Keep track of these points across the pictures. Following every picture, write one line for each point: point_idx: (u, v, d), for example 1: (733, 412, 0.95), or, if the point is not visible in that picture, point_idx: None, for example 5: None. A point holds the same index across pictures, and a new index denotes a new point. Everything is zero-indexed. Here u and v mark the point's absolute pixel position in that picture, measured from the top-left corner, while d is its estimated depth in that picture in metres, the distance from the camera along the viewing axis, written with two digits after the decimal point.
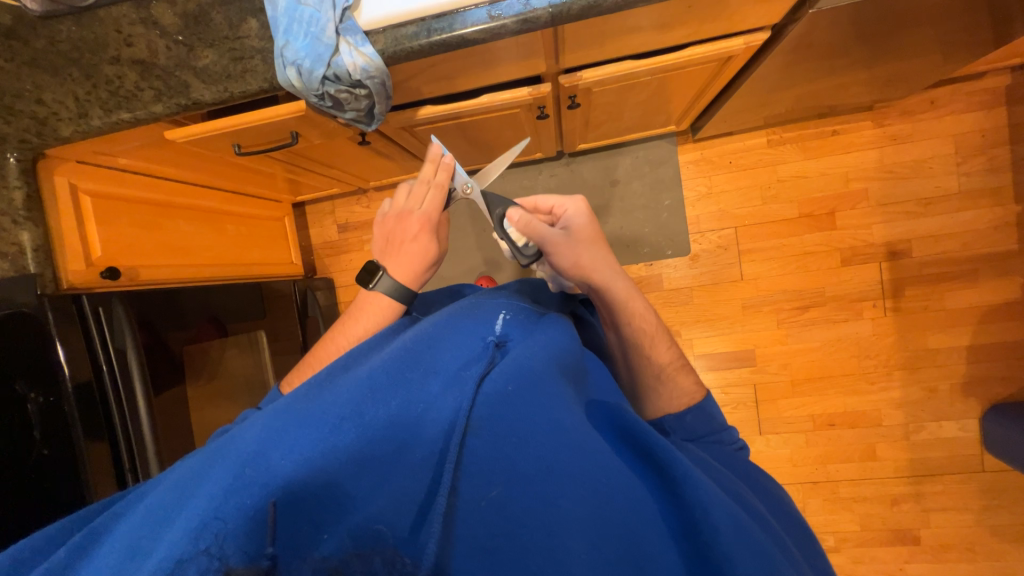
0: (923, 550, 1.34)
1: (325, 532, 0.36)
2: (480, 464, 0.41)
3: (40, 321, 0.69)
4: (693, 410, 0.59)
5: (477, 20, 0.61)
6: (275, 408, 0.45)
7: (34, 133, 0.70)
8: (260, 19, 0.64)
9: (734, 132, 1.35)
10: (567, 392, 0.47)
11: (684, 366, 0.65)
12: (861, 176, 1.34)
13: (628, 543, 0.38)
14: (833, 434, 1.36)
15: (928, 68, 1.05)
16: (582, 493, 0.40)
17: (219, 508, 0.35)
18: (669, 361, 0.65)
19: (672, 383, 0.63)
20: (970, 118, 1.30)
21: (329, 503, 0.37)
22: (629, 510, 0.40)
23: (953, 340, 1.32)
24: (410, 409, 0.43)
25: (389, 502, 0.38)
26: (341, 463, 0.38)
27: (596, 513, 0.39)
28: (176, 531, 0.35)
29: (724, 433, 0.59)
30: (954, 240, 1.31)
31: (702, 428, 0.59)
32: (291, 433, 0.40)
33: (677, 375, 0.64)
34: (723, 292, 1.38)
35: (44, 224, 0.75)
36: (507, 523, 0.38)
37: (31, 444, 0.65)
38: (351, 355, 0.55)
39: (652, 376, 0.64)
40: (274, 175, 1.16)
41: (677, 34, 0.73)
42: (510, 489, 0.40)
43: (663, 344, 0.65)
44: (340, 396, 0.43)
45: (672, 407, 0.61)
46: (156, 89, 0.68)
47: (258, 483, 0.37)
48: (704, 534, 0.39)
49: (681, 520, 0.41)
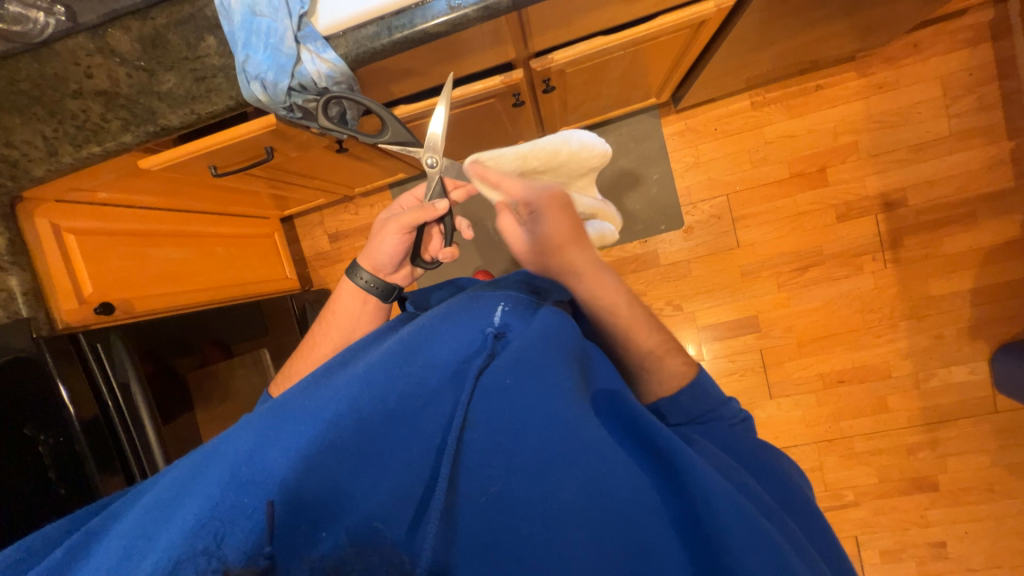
0: (942, 496, 1.34)
1: (322, 530, 0.37)
2: (480, 458, 0.41)
3: (37, 363, 0.68)
4: (687, 392, 0.54)
5: (437, 12, 0.59)
6: (272, 406, 0.45)
7: (7, 177, 0.69)
8: (218, 35, 0.63)
9: (716, 99, 1.33)
10: (572, 380, 0.46)
11: (672, 349, 0.57)
12: (849, 129, 1.31)
13: (625, 535, 0.39)
14: (843, 391, 1.36)
15: (906, 11, 1.03)
16: (581, 485, 0.40)
17: (215, 509, 0.36)
18: (658, 341, 0.57)
19: (663, 365, 0.56)
20: (955, 57, 1.27)
21: (327, 502, 0.38)
22: (632, 500, 0.40)
23: (956, 285, 1.31)
24: (408, 403, 0.43)
25: (387, 500, 0.39)
26: (340, 463, 0.39)
27: (596, 502, 0.40)
28: (170, 531, 0.35)
29: (723, 408, 0.55)
30: (950, 183, 1.29)
31: (698, 408, 0.53)
32: (290, 433, 0.40)
33: (663, 360, 0.56)
34: (721, 260, 1.37)
35: (31, 267, 0.74)
36: (505, 516, 0.40)
37: (47, 484, 0.67)
38: (348, 355, 0.54)
39: (637, 361, 0.57)
40: (257, 192, 1.15)
41: (646, 3, 0.71)
42: (507, 483, 0.40)
43: (647, 329, 0.58)
44: (337, 393, 0.43)
45: (662, 392, 0.55)
46: (123, 119, 0.66)
47: (255, 483, 0.37)
48: (709, 528, 0.40)
49: (683, 511, 0.41)
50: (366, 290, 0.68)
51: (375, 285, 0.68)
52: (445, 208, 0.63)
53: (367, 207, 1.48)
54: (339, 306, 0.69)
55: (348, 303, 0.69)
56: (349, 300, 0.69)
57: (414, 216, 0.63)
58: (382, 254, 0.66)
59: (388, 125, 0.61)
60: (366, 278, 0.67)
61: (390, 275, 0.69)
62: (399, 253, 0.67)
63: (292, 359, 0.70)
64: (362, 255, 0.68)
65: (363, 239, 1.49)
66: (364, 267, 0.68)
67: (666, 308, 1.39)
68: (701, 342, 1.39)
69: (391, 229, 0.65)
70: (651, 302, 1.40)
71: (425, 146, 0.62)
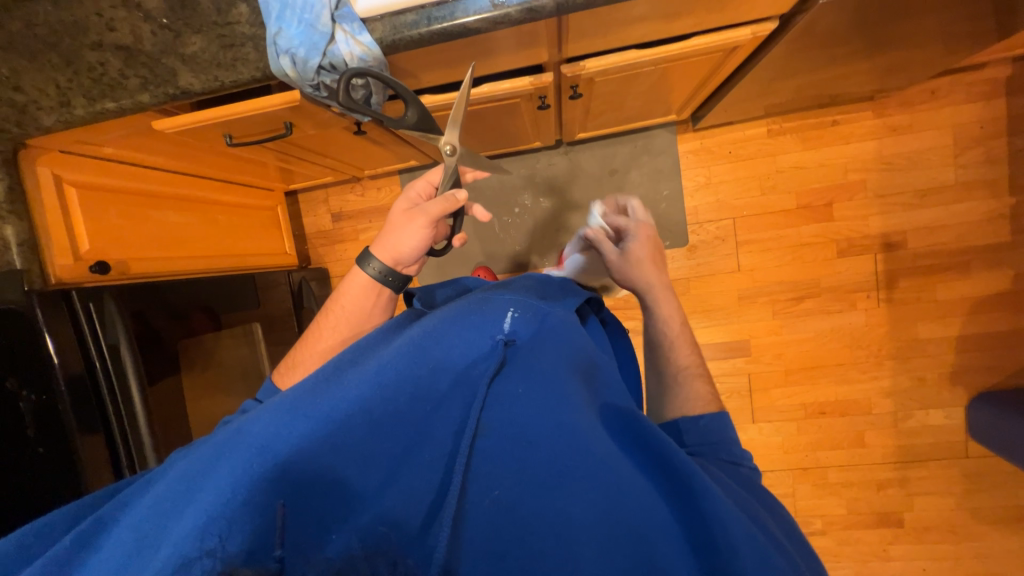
0: (906, 532, 1.38)
1: (332, 532, 0.38)
2: (489, 464, 0.41)
3: (26, 317, 0.67)
4: (706, 415, 0.59)
5: (479, 8, 0.58)
6: (281, 398, 0.44)
7: (14, 123, 0.67)
8: (251, 4, 0.61)
9: (734, 122, 1.34)
10: (581, 391, 0.46)
11: (702, 374, 0.67)
12: (859, 167, 1.33)
13: (634, 551, 0.38)
14: (823, 422, 1.39)
15: (929, 59, 1.04)
16: (592, 501, 0.39)
17: (227, 505, 0.36)
18: (691, 361, 0.68)
19: (692, 383, 0.65)
20: (968, 109, 1.30)
21: (336, 498, 0.39)
22: (642, 516, 0.40)
23: (943, 330, 1.34)
24: (419, 405, 0.43)
25: (397, 502, 0.39)
26: (351, 460, 0.39)
27: (606, 518, 0.39)
28: (182, 526, 0.35)
29: (735, 447, 0.56)
30: (949, 231, 1.32)
31: (709, 436, 0.57)
32: (298, 426, 0.39)
33: (694, 380, 0.66)
34: (720, 282, 1.38)
35: (29, 218, 0.72)
36: (514, 524, 0.39)
37: (26, 441, 0.65)
38: (358, 351, 0.53)
39: (671, 377, 0.67)
40: (266, 163, 1.13)
41: (684, 23, 0.71)
42: (516, 490, 0.40)
43: (684, 349, 0.69)
44: (349, 390, 0.42)
45: (688, 410, 0.61)
46: (142, 77, 0.65)
47: (266, 478, 0.37)
48: (717, 550, 0.39)
49: (693, 531, 0.40)
50: (380, 281, 0.65)
51: (391, 276, 0.65)
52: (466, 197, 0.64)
53: (374, 190, 1.46)
54: (347, 299, 0.67)
55: (358, 297, 0.66)
56: (361, 294, 0.67)
57: (439, 209, 0.63)
58: (408, 248, 0.65)
59: (411, 107, 0.61)
60: (380, 268, 0.65)
61: (406, 268, 0.67)
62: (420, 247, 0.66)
63: (296, 349, 0.69)
64: (374, 246, 0.66)
65: (367, 222, 1.47)
66: (378, 258, 0.65)
67: None
68: None
69: (417, 221, 0.64)
70: None
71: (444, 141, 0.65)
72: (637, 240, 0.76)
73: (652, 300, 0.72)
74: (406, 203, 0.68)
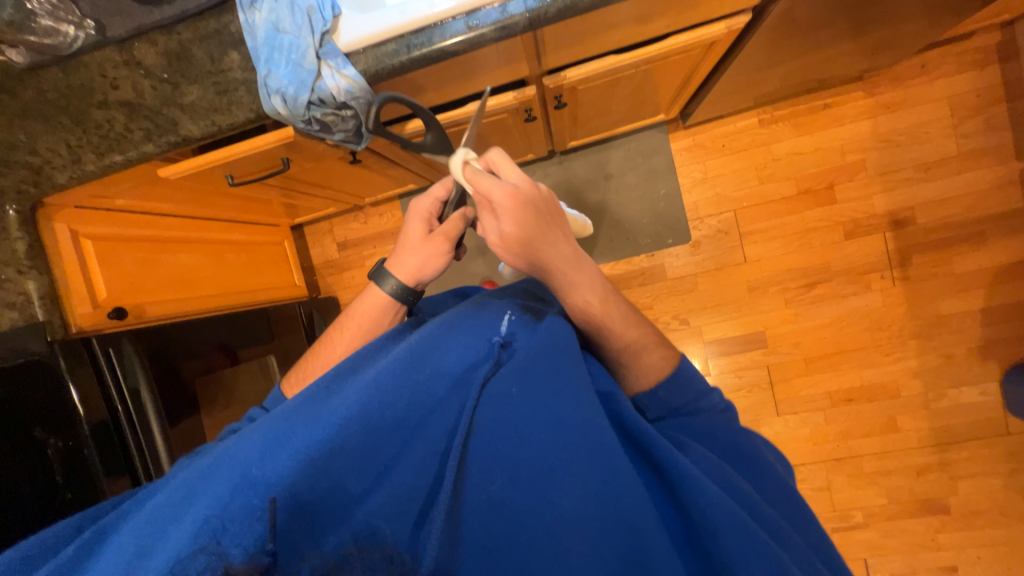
0: (953, 519, 1.32)
1: (329, 534, 0.38)
2: (483, 464, 0.43)
3: (53, 366, 0.70)
4: (666, 383, 0.54)
5: (456, 31, 0.60)
6: (285, 407, 0.45)
7: (31, 183, 0.71)
8: (242, 51, 0.65)
9: (724, 116, 1.35)
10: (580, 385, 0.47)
11: (655, 342, 0.58)
12: (857, 147, 1.32)
13: (622, 538, 0.41)
14: (851, 410, 1.34)
15: (913, 33, 1.04)
16: (583, 493, 0.42)
17: (224, 509, 0.36)
18: (638, 335, 0.57)
19: (642, 360, 0.56)
20: (962, 78, 1.28)
21: (332, 505, 0.38)
22: (632, 506, 0.42)
23: (966, 304, 1.30)
24: (414, 410, 0.43)
25: (391, 502, 0.40)
26: (349, 465, 0.40)
27: (597, 510, 0.41)
28: (180, 531, 0.36)
29: (703, 400, 0.54)
30: (959, 203, 1.29)
31: (677, 399, 0.54)
32: (297, 435, 0.40)
33: (645, 352, 0.57)
34: (728, 276, 1.37)
35: (49, 271, 0.75)
36: (503, 518, 0.42)
37: (56, 489, 0.67)
38: (358, 360, 0.53)
39: (617, 358, 0.57)
40: (270, 200, 1.17)
41: (658, 25, 0.73)
42: (509, 486, 0.42)
43: (623, 324, 0.57)
44: (346, 399, 0.42)
45: (639, 387, 0.56)
46: (146, 129, 0.68)
47: (263, 487, 0.37)
48: (704, 538, 0.41)
49: (682, 525, 0.43)
50: (397, 299, 0.64)
51: (410, 296, 0.64)
52: None
53: (376, 216, 1.50)
54: (360, 313, 0.65)
55: (370, 313, 0.64)
56: (373, 309, 0.64)
57: (455, 226, 0.61)
58: (431, 269, 0.63)
59: (432, 131, 0.53)
60: (396, 287, 0.63)
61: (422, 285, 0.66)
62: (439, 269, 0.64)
63: (310, 356, 0.69)
64: (391, 263, 0.64)
65: (372, 247, 1.50)
66: (396, 277, 0.63)
67: (672, 322, 1.38)
68: (707, 357, 1.38)
69: (435, 239, 0.62)
70: (657, 315, 1.39)
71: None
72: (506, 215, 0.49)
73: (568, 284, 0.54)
74: (420, 223, 0.63)
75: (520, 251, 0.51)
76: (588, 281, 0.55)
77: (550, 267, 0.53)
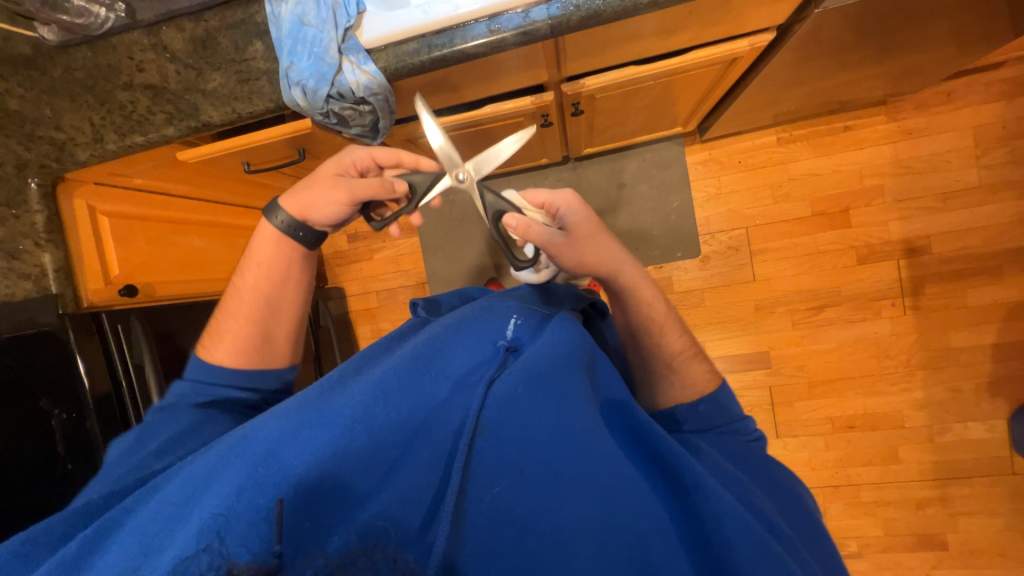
0: (950, 556, 1.29)
1: (333, 532, 0.37)
2: (487, 465, 0.42)
3: (60, 338, 0.72)
4: (706, 400, 0.56)
5: (477, 34, 0.61)
6: (290, 403, 0.46)
7: (53, 158, 0.72)
8: (265, 41, 0.66)
9: (743, 132, 1.34)
10: (585, 390, 0.47)
11: (697, 354, 0.61)
12: (876, 172, 1.31)
13: (634, 550, 0.39)
14: (853, 437, 1.32)
15: (941, 61, 1.03)
16: (589, 499, 0.40)
17: (230, 506, 0.37)
18: (682, 350, 0.60)
19: (687, 369, 0.59)
20: (988, 109, 1.26)
21: (340, 501, 0.39)
22: (637, 513, 0.41)
23: (977, 338, 1.28)
24: (420, 413, 0.44)
25: (398, 500, 0.40)
26: (354, 463, 0.40)
27: (604, 519, 0.40)
28: (186, 530, 0.36)
29: (740, 424, 0.57)
30: (977, 234, 1.27)
31: (715, 418, 0.56)
32: (304, 434, 0.41)
33: (690, 363, 0.60)
34: (735, 293, 1.36)
35: (65, 246, 0.76)
36: (512, 526, 0.39)
37: (57, 457, 0.69)
38: (362, 360, 0.54)
39: (664, 364, 0.59)
40: (284, 189, 1.18)
41: (681, 38, 0.72)
42: (516, 489, 0.41)
43: (674, 332, 0.61)
44: (354, 398, 0.44)
45: (684, 396, 0.57)
46: (168, 113, 0.69)
47: (270, 484, 0.38)
48: (716, 547, 0.39)
49: (692, 531, 0.41)
50: (285, 233, 0.61)
51: (299, 231, 0.61)
52: (401, 190, 0.57)
53: None
54: (259, 250, 0.62)
55: (266, 248, 0.62)
56: (268, 244, 0.62)
57: (369, 186, 0.56)
58: (322, 212, 0.59)
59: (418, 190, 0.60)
60: (285, 221, 0.60)
61: (315, 225, 0.61)
62: (331, 216, 0.60)
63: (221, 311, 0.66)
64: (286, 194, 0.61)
65: (381, 241, 1.51)
66: (285, 210, 0.60)
67: None
68: None
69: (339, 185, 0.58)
70: None
71: (448, 169, 0.58)
72: (568, 210, 0.56)
73: (628, 282, 0.59)
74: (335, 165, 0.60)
75: (588, 241, 0.57)
76: (651, 287, 0.61)
77: (620, 265, 0.59)
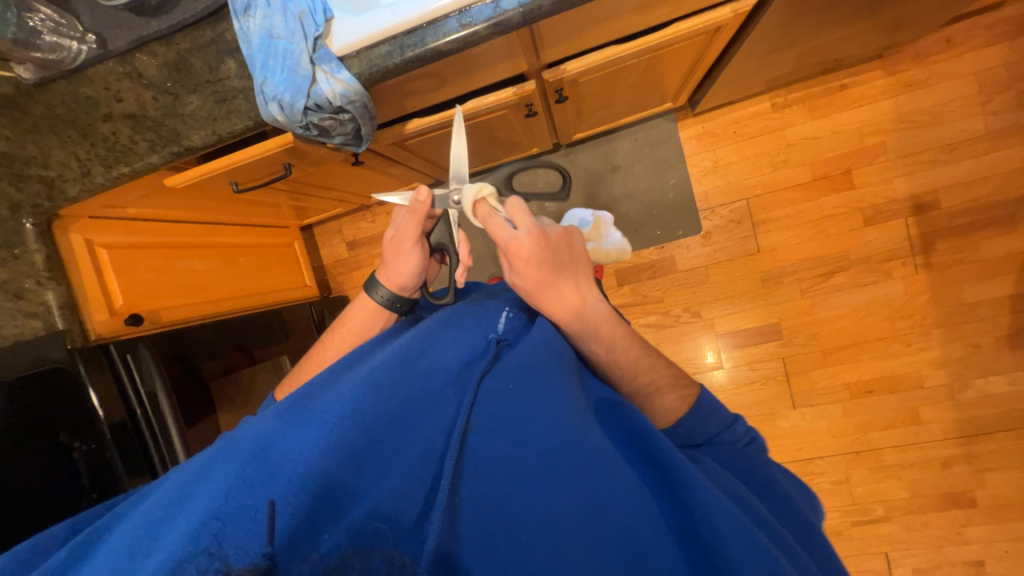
0: (980, 513, 1.27)
1: (325, 531, 0.35)
2: (478, 461, 0.41)
3: (72, 374, 0.72)
4: (685, 422, 0.54)
5: (449, 30, 0.59)
6: (284, 403, 0.46)
7: (45, 197, 0.72)
8: (237, 59, 0.66)
9: (735, 102, 1.31)
10: (573, 385, 0.48)
11: (668, 383, 0.57)
12: (876, 129, 1.27)
13: (625, 540, 0.38)
14: (871, 402, 1.31)
15: (935, 7, 0.99)
16: (580, 491, 0.40)
17: (218, 508, 0.35)
18: (651, 377, 0.57)
19: (655, 402, 0.56)
20: (990, 52, 1.22)
21: (331, 501, 0.37)
22: (629, 505, 0.40)
23: (994, 291, 1.25)
24: (410, 409, 0.44)
25: (391, 496, 0.38)
26: (346, 462, 0.39)
27: (594, 513, 0.39)
28: (175, 534, 0.35)
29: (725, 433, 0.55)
30: (987, 184, 1.23)
31: (700, 432, 0.54)
32: (293, 436, 0.41)
33: (657, 395, 0.56)
34: (741, 267, 1.34)
35: (67, 281, 0.77)
36: (505, 521, 0.39)
37: (81, 489, 0.70)
38: (354, 357, 0.54)
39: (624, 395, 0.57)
40: (278, 204, 1.18)
41: (659, 12, 0.70)
42: (508, 485, 0.40)
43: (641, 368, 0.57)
44: (343, 396, 0.44)
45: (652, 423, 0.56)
46: (150, 140, 0.69)
47: (259, 483, 0.37)
48: (704, 535, 0.39)
49: (682, 521, 0.41)
50: (389, 307, 0.65)
51: (398, 302, 0.66)
52: (426, 193, 0.61)
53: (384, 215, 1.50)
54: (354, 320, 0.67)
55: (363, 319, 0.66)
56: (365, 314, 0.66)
57: (411, 223, 0.63)
58: (405, 269, 0.64)
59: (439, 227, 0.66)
60: (385, 294, 0.65)
61: (410, 291, 0.66)
62: (412, 269, 0.64)
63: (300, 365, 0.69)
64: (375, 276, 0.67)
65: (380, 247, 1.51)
66: (381, 284, 0.65)
67: (684, 315, 1.36)
68: (720, 349, 1.35)
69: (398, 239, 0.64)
70: (668, 308, 1.37)
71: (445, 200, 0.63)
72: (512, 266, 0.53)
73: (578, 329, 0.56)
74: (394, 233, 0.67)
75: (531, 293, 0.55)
76: (604, 327, 0.56)
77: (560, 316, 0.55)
